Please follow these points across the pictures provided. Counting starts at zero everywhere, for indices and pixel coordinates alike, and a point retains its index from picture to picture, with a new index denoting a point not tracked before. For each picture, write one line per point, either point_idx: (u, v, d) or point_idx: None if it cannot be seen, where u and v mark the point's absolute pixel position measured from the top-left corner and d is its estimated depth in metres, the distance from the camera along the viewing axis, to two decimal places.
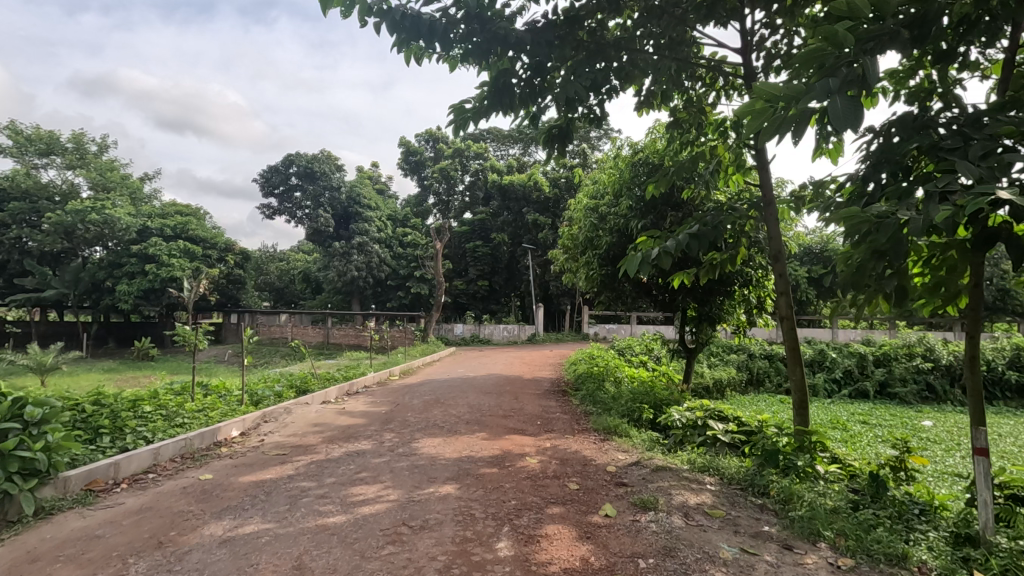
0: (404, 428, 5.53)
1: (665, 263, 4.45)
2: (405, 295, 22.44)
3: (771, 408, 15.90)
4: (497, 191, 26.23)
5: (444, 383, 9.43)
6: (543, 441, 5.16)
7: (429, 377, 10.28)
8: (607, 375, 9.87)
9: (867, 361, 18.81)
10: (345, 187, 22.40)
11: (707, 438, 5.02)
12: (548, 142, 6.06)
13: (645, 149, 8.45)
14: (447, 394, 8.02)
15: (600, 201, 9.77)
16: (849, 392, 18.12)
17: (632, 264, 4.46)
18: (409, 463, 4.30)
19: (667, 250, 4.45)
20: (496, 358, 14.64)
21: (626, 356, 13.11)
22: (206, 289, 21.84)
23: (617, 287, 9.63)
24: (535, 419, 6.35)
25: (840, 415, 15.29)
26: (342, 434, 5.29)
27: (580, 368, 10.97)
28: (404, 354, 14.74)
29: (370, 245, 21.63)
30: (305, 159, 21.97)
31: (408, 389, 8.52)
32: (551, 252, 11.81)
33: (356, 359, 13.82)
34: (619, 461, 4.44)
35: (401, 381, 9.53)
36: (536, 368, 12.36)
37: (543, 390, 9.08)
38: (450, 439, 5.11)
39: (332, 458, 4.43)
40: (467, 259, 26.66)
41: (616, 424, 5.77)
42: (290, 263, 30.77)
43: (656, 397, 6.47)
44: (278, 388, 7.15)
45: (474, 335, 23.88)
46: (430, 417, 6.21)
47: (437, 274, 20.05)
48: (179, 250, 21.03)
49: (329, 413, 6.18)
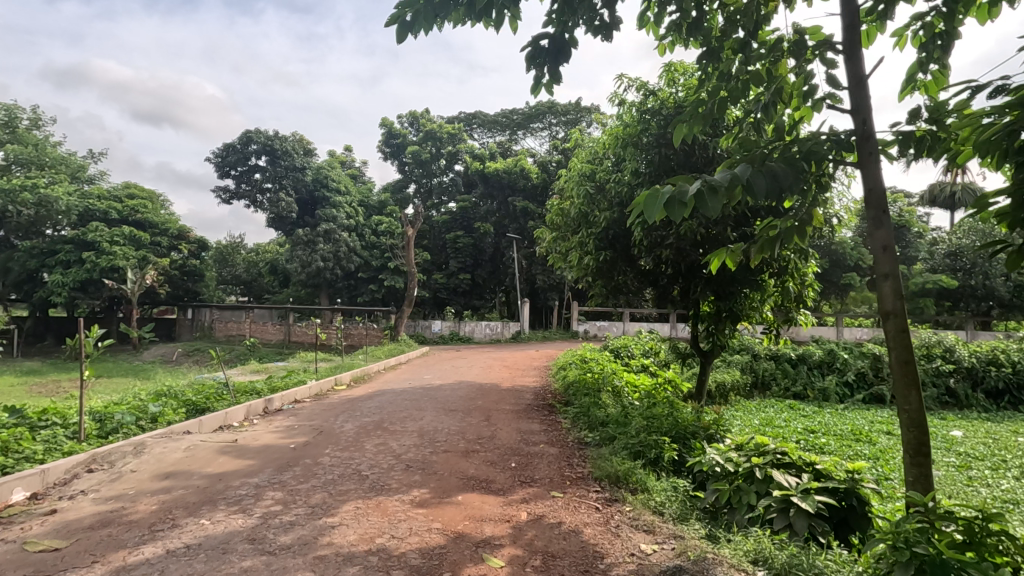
0: (305, 481, 3.58)
1: (709, 208, 2.63)
2: (377, 288, 20.32)
3: (782, 417, 14.24)
4: (480, 178, 24.40)
5: (400, 395, 7.51)
6: (521, 506, 3.30)
7: (385, 386, 8.33)
8: (605, 389, 8.02)
9: (882, 362, 17.21)
10: (312, 168, 20.32)
11: (763, 509, 3.23)
12: (532, 62, 3.14)
13: (664, 92, 6.61)
14: (398, 413, 6.12)
15: (598, 167, 7.96)
16: (863, 396, 16.52)
17: (653, 205, 2.60)
18: (276, 569, 2.39)
19: (713, 183, 2.63)
20: (473, 361, 12.71)
21: (623, 361, 11.31)
22: (154, 280, 19.66)
23: (616, 274, 7.79)
24: (509, 457, 4.46)
25: (860, 425, 13.63)
26: (202, 494, 3.35)
27: (570, 374, 9.14)
28: (366, 356, 12.82)
29: (337, 233, 19.56)
30: (266, 136, 19.58)
31: (349, 406, 6.62)
32: (537, 232, 9.94)
33: (309, 361, 11.86)
34: (649, 564, 2.58)
35: (347, 393, 7.61)
36: (519, 373, 10.54)
37: (524, 405, 7.19)
38: (367, 506, 3.19)
39: (142, 558, 2.49)
40: (448, 251, 24.56)
41: (626, 467, 3.95)
42: (258, 254, 28.59)
43: (678, 424, 4.64)
44: (158, 408, 5.20)
45: (454, 333, 21.95)
46: (357, 456, 4.27)
47: (410, 264, 18.02)
48: (122, 237, 18.88)
49: (208, 450, 4.23)
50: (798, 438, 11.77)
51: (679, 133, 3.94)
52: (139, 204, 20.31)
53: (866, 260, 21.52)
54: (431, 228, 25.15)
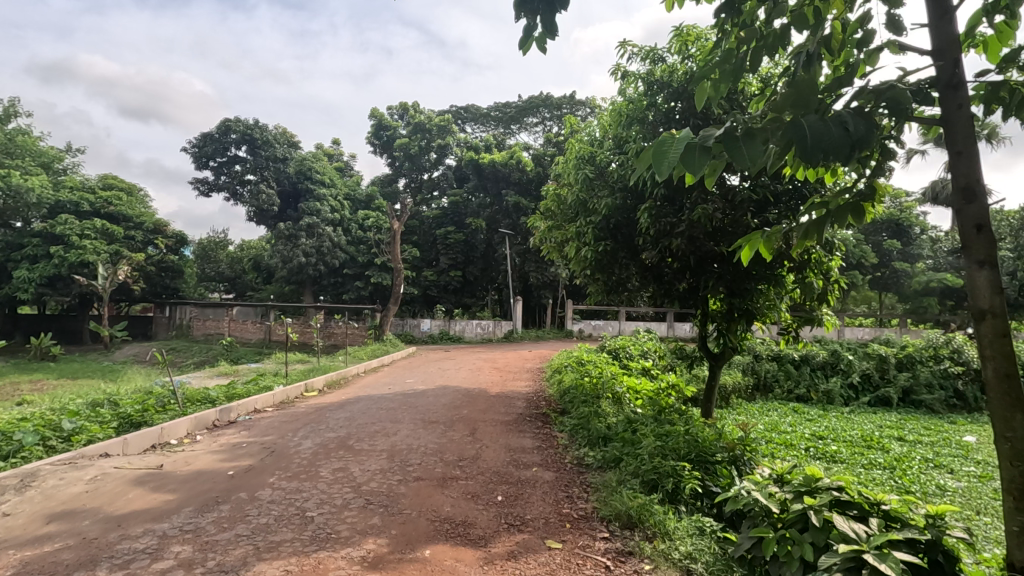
0: (227, 530, 2.75)
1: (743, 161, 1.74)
2: (363, 285, 19.44)
3: (788, 421, 13.51)
4: (473, 170, 23.61)
5: (376, 402, 6.70)
6: (506, 564, 2.54)
7: (359, 392, 7.47)
8: (605, 395, 7.22)
9: (888, 363, 16.58)
10: (296, 159, 19.37)
11: (824, 569, 2.40)
12: (522, 9, 2.18)
13: (675, 62, 5.86)
14: (367, 426, 5.29)
15: (600, 150, 7.20)
16: (869, 399, 15.93)
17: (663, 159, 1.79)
18: None
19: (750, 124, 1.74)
20: (462, 362, 11.92)
21: (622, 363, 10.58)
22: (129, 276, 18.69)
23: (617, 268, 7.02)
24: (498, 486, 3.70)
25: (870, 430, 12.93)
26: (83, 549, 2.53)
27: (566, 379, 8.35)
28: (347, 356, 11.99)
29: (321, 227, 18.72)
30: (245, 124, 18.61)
31: (316, 417, 5.80)
32: (531, 222, 9.18)
33: (286, 363, 10.99)
34: None
35: (316, 401, 6.79)
36: (509, 377, 9.76)
37: (515, 415, 6.38)
38: (302, 568, 2.39)
39: None
40: (438, 248, 23.64)
41: (640, 503, 3.19)
42: (242, 249, 27.63)
43: (697, 446, 3.89)
44: (75, 425, 4.35)
45: (444, 331, 21.12)
46: (307, 487, 3.45)
47: (395, 260, 17.17)
48: (94, 230, 17.92)
49: (120, 481, 3.39)
50: (807, 445, 11.05)
51: (700, 100, 2.44)
52: (113, 196, 19.32)
53: (869, 258, 20.75)
54: (421, 224, 24.28)
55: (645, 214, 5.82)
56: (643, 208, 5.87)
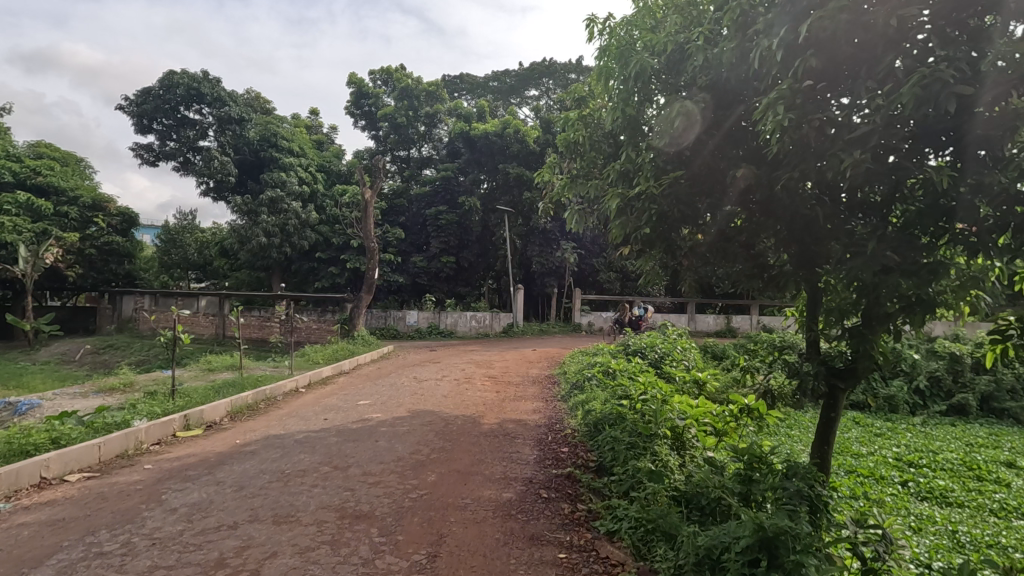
0: None
1: None
2: (337, 271, 16.62)
3: (858, 440, 10.66)
4: (465, 142, 20.69)
5: (279, 458, 3.91)
6: None
7: (268, 432, 4.66)
8: (660, 436, 4.41)
9: (963, 364, 13.85)
10: (256, 122, 16.47)
11: None
12: None
13: None
14: (196, 547, 2.47)
15: (664, 34, 4.34)
16: (943, 407, 13.18)
17: None
18: None
19: None
20: (448, 368, 9.14)
21: (664, 374, 7.82)
22: (59, 260, 15.88)
23: (688, 232, 4.19)
24: None
25: (967, 453, 10.08)
26: None
27: (595, 406, 5.53)
28: (299, 361, 9.24)
29: (285, 202, 15.88)
30: (191, 76, 15.69)
31: (134, 503, 3.02)
32: (542, 177, 6.36)
33: (208, 373, 8.18)
34: None
35: (179, 454, 4.02)
36: (510, 395, 6.98)
37: (521, 486, 3.60)
38: None
39: None
40: (428, 229, 20.71)
41: None
42: (212, 233, 24.76)
43: None
44: None
45: (432, 325, 18.37)
46: None
47: (369, 237, 14.33)
48: (14, 205, 15.14)
49: None
50: (903, 479, 8.26)
51: None
52: (44, 165, 16.49)
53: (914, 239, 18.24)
54: (409, 204, 21.39)
55: (772, 108, 2.94)
56: (764, 101, 3.02)
